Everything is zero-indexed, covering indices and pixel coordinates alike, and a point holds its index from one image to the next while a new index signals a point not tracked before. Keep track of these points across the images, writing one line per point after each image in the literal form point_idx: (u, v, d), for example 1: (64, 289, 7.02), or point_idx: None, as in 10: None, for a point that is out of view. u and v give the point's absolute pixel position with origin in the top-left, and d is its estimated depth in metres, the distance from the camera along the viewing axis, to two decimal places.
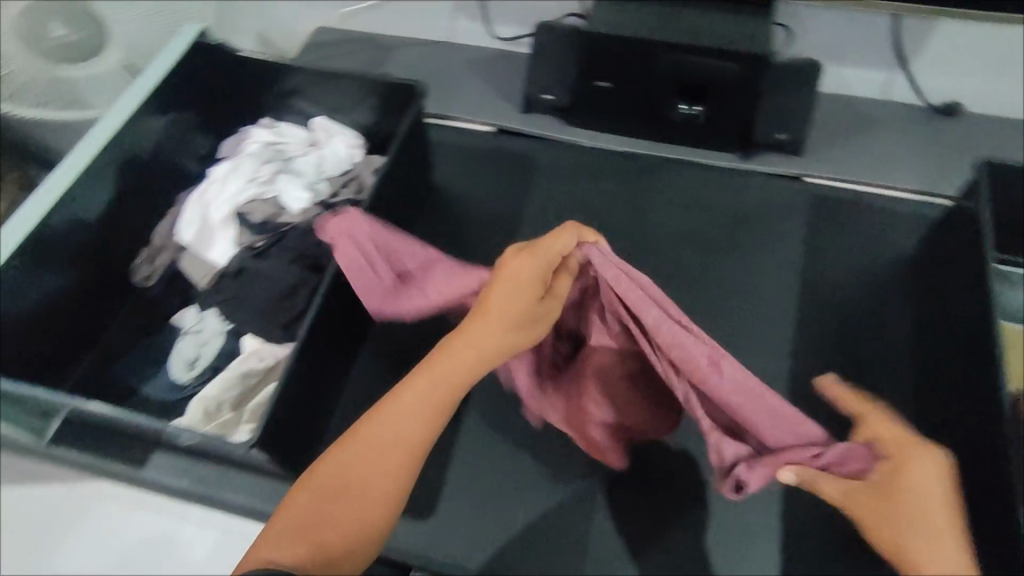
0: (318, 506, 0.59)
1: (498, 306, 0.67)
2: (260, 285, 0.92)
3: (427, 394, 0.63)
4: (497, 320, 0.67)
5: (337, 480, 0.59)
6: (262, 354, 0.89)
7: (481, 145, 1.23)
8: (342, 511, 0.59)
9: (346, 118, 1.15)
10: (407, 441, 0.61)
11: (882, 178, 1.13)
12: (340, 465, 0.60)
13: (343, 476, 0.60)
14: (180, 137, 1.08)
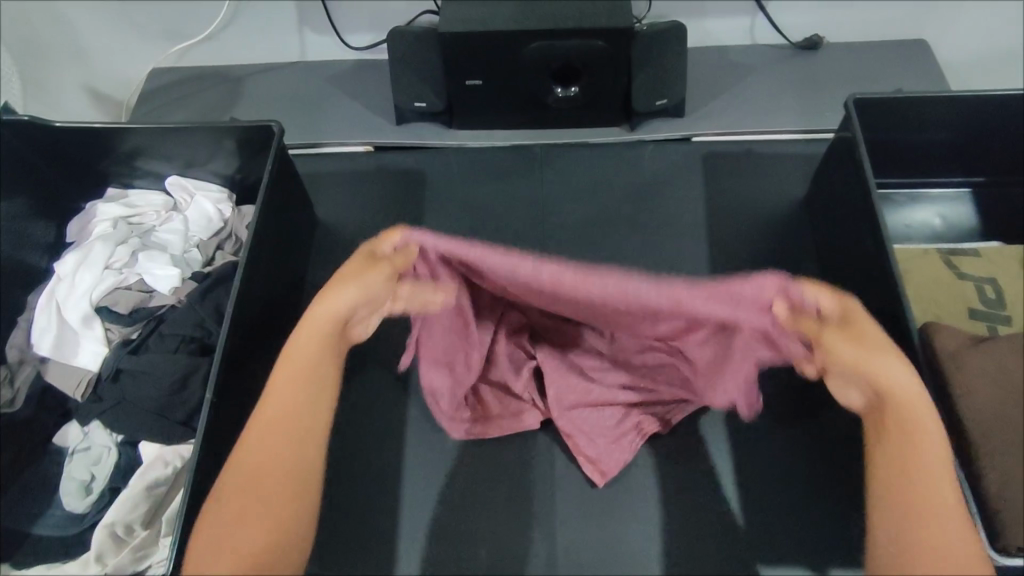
0: (239, 511, 0.55)
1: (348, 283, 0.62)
2: (144, 385, 0.81)
3: (316, 373, 0.60)
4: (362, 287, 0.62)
5: (248, 480, 0.56)
6: (166, 458, 0.80)
7: (363, 169, 1.15)
8: (265, 510, 0.55)
9: (202, 171, 1.04)
10: (305, 422, 0.59)
11: (764, 124, 1.14)
12: (247, 460, 0.57)
13: (253, 476, 0.56)
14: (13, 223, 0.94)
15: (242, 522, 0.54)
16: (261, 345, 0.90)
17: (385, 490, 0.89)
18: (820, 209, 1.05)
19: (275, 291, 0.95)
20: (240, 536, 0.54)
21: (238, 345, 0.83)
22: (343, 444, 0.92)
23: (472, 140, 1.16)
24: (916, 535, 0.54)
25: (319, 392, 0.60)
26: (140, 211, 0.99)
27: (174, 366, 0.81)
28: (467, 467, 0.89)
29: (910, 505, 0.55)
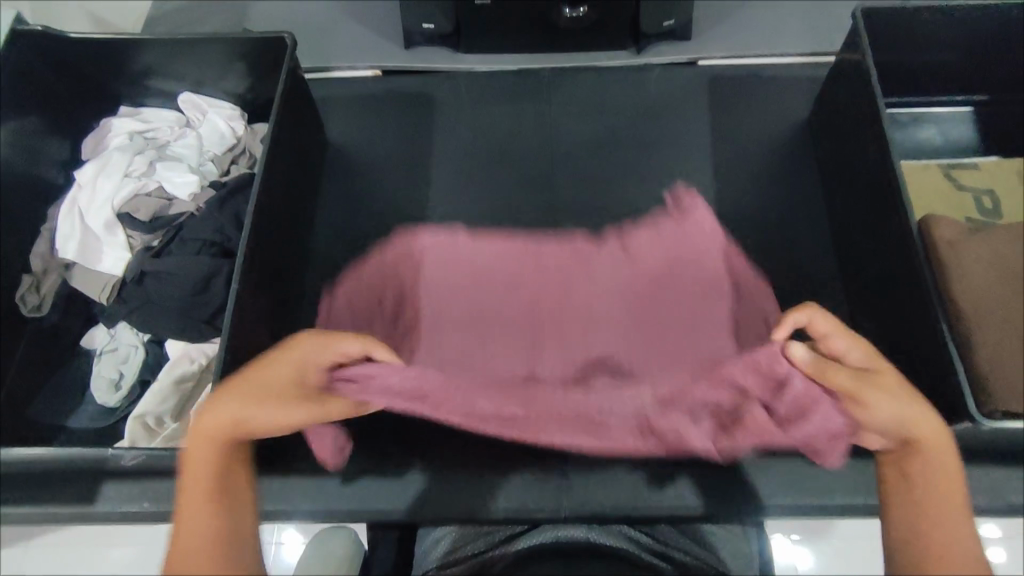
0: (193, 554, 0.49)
1: (268, 388, 0.55)
2: (170, 285, 0.83)
3: (287, 399, 0.55)
4: (277, 395, 0.55)
5: (207, 499, 0.52)
6: (192, 355, 0.83)
7: (372, 92, 1.16)
8: (218, 526, 0.51)
9: (214, 89, 1.05)
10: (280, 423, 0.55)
11: (770, 47, 1.15)
12: (204, 483, 0.53)
13: (211, 496, 0.52)
14: (32, 137, 0.96)
15: (200, 533, 0.51)
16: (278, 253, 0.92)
17: None
18: (823, 127, 1.06)
19: (291, 203, 0.97)
20: (202, 540, 0.50)
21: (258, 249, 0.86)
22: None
23: (480, 63, 1.17)
24: (922, 537, 0.52)
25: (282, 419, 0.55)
26: (154, 126, 1.00)
27: (195, 266, 0.83)
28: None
29: None
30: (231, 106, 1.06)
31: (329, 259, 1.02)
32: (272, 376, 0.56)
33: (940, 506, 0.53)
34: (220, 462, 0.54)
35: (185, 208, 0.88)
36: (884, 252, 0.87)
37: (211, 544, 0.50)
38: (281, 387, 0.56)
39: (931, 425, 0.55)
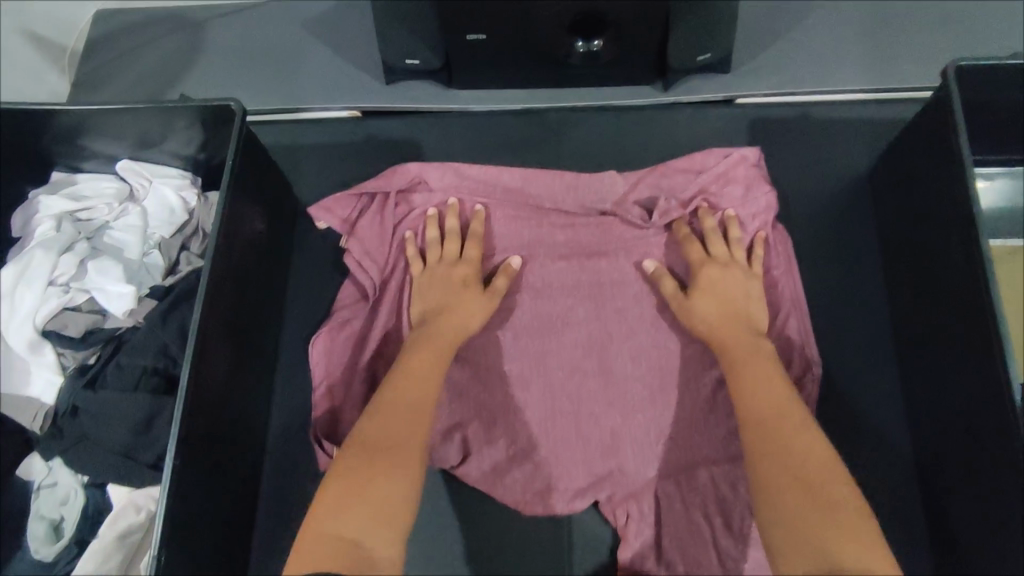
0: (368, 473, 0.63)
1: (424, 357, 0.74)
2: (105, 425, 0.71)
3: (435, 353, 0.75)
4: (438, 347, 0.75)
5: (373, 440, 0.66)
6: (137, 504, 0.72)
7: (349, 140, 0.99)
8: (379, 442, 0.66)
9: (159, 151, 0.89)
10: (428, 369, 0.73)
11: (828, 80, 0.94)
12: (372, 433, 0.67)
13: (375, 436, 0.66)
14: None
15: (367, 478, 0.63)
16: (235, 369, 0.79)
17: None
18: (890, 189, 0.88)
19: (250, 304, 0.82)
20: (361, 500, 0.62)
21: (205, 379, 0.72)
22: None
23: (474, 103, 0.98)
24: (778, 463, 0.64)
25: (438, 360, 0.74)
26: (89, 205, 0.85)
27: (135, 406, 0.71)
28: (477, 505, 0.81)
29: (764, 493, 0.64)
30: (180, 171, 0.90)
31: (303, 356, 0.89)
32: (435, 345, 0.75)
33: (807, 440, 0.66)
34: (418, 393, 0.71)
35: (122, 323, 0.75)
36: (961, 383, 0.74)
37: (380, 467, 0.64)
38: (435, 351, 0.75)
39: (777, 372, 0.71)
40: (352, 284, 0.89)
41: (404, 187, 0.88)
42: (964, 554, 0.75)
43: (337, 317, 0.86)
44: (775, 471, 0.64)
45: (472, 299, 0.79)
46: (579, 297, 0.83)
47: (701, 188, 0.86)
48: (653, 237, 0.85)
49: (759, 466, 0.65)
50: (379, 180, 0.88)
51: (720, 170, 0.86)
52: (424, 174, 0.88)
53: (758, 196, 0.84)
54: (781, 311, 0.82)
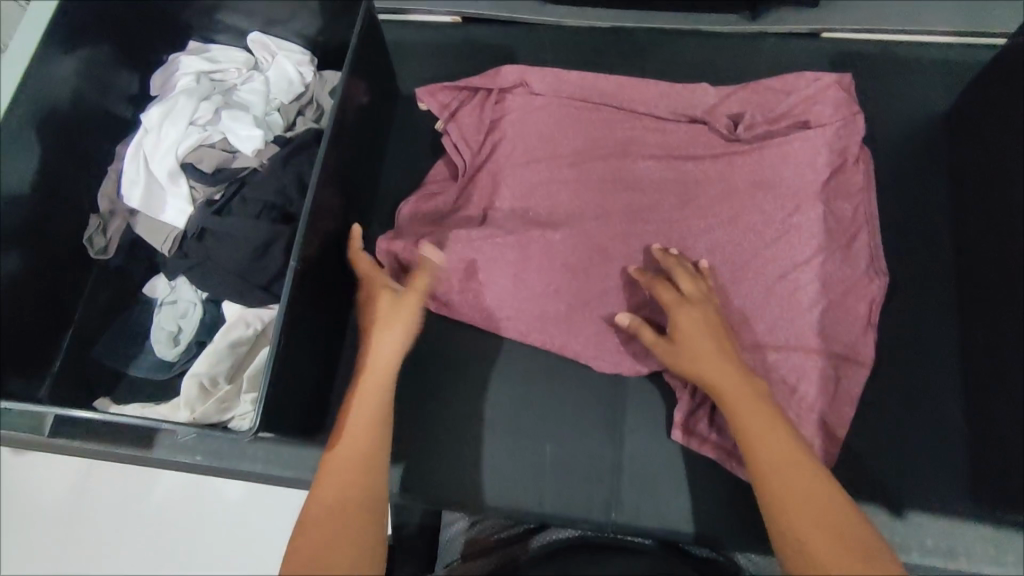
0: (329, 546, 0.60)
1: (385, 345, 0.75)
2: (228, 247, 0.81)
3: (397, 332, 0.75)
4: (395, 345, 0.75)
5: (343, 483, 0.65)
6: (248, 319, 0.82)
7: (450, 43, 1.07)
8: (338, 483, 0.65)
9: (286, 30, 0.99)
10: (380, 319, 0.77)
11: (914, 21, 0.97)
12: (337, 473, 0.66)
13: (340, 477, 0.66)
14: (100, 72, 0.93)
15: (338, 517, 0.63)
16: (337, 218, 0.87)
17: (455, 377, 0.89)
18: (967, 123, 0.90)
19: (353, 166, 0.91)
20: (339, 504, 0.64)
21: (319, 214, 0.81)
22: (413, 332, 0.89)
23: (571, 16, 1.04)
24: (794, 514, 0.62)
25: (385, 322, 0.76)
26: (222, 68, 0.95)
27: (257, 231, 0.80)
28: (540, 369, 0.89)
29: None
30: (302, 51, 0.99)
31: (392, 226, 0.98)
32: (381, 390, 0.72)
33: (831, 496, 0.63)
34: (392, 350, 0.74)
35: (250, 163, 0.84)
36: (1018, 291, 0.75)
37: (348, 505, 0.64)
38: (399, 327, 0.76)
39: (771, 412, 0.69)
40: (444, 163, 0.99)
41: (509, 84, 0.97)
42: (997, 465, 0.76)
43: (427, 189, 0.96)
44: (805, 533, 0.60)
45: (404, 316, 0.76)
46: (662, 192, 0.92)
47: (791, 105, 0.94)
48: (735, 147, 0.92)
49: (789, 534, 0.61)
50: (485, 78, 0.98)
51: (808, 92, 0.94)
52: (526, 77, 0.97)
53: (847, 115, 0.91)
54: (853, 228, 0.88)
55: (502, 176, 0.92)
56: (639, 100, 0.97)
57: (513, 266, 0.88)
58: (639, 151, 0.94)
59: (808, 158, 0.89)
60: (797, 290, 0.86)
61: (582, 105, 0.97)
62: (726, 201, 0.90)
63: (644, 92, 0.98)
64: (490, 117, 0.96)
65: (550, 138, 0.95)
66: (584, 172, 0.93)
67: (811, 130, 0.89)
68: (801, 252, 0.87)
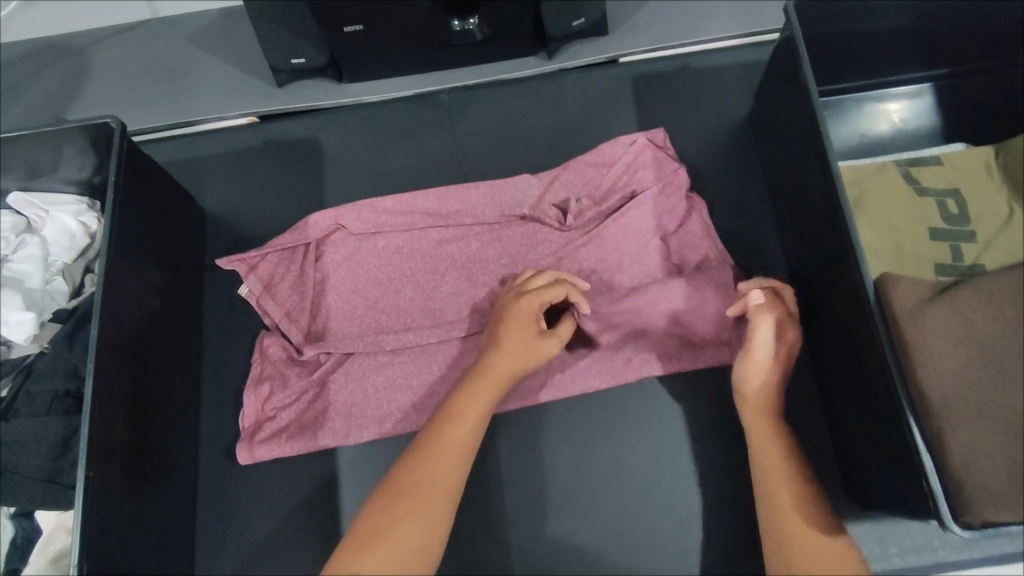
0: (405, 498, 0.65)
1: (509, 339, 0.77)
2: (20, 456, 0.72)
3: (522, 350, 0.77)
4: (522, 356, 0.77)
5: (453, 442, 0.69)
6: (68, 524, 0.73)
7: (249, 146, 0.99)
8: (448, 447, 0.69)
9: (53, 179, 0.88)
10: (511, 371, 0.76)
11: (703, 29, 0.99)
12: (428, 453, 0.68)
13: (455, 439, 0.70)
14: None
15: (424, 487, 0.66)
16: (149, 383, 0.79)
17: (331, 510, 0.83)
18: (764, 126, 0.93)
19: (165, 316, 0.84)
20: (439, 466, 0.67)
21: (113, 392, 0.72)
22: (282, 480, 0.84)
23: (370, 94, 1.00)
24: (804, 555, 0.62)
25: (507, 374, 0.76)
26: None
27: (47, 432, 0.71)
28: None
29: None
30: (78, 197, 0.89)
31: (237, 419, 0.87)
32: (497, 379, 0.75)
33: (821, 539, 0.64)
34: (534, 352, 0.78)
35: (29, 349, 0.76)
36: (836, 290, 0.73)
37: (449, 465, 0.68)
38: (528, 337, 0.78)
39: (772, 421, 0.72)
40: (274, 343, 0.87)
41: (323, 232, 0.91)
42: (861, 481, 0.75)
43: (260, 377, 0.86)
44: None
45: (535, 337, 0.79)
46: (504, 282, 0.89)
47: (614, 178, 0.92)
48: (571, 237, 0.90)
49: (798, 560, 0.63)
50: (295, 234, 0.91)
51: (628, 159, 0.92)
52: (339, 220, 0.91)
53: (668, 173, 0.91)
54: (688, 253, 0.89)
55: (342, 328, 0.88)
56: (461, 205, 0.92)
57: (376, 418, 0.84)
58: (481, 271, 0.89)
59: (643, 231, 0.90)
60: (657, 362, 0.86)
61: (412, 236, 0.91)
62: (568, 266, 0.89)
63: (465, 200, 0.92)
64: (312, 275, 0.90)
65: (383, 280, 0.89)
66: (428, 294, 0.89)
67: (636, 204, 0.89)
68: (651, 323, 0.87)
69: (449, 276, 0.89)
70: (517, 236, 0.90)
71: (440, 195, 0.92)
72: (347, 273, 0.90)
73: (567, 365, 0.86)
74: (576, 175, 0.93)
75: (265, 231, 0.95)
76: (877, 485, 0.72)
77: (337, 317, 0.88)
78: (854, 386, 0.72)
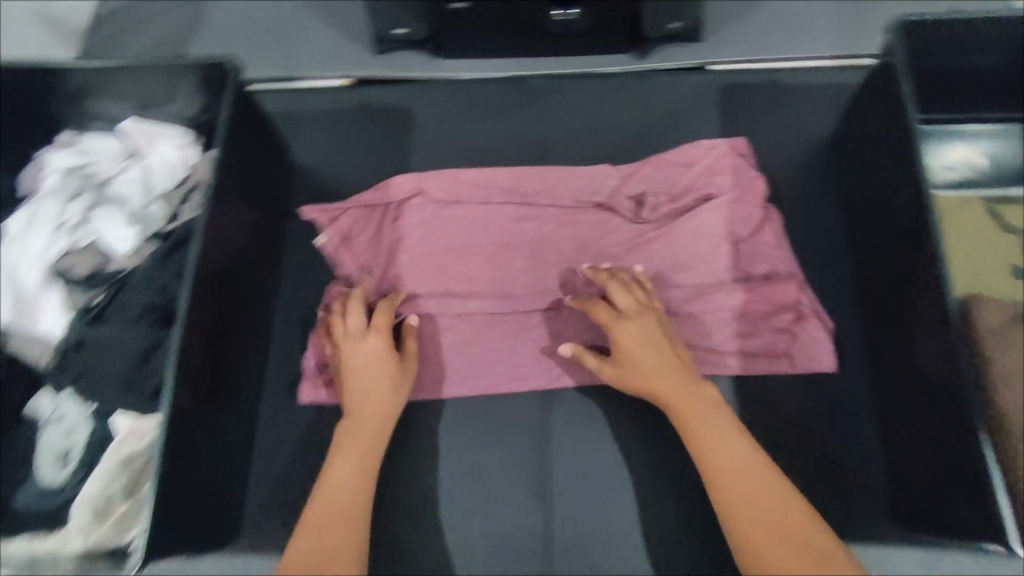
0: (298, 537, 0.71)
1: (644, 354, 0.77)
2: (106, 359, 0.76)
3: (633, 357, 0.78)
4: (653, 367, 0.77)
5: (351, 474, 0.76)
6: (140, 431, 0.77)
7: (343, 107, 1.04)
8: (343, 477, 0.75)
9: (164, 112, 0.94)
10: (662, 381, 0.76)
11: (796, 48, 1.00)
12: (324, 498, 0.74)
13: (347, 470, 0.76)
14: None
15: (316, 528, 0.71)
16: (227, 311, 0.83)
17: (378, 459, 0.85)
18: (853, 147, 0.93)
19: (247, 251, 0.89)
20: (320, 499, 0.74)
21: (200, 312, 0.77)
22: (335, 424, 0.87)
23: (462, 71, 1.04)
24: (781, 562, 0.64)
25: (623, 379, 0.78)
26: (94, 159, 0.90)
27: (134, 340, 0.76)
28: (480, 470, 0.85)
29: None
30: (182, 131, 0.94)
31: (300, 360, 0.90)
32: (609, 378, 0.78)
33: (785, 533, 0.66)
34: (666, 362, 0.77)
35: (126, 261, 0.80)
36: (917, 307, 0.75)
37: (348, 499, 0.74)
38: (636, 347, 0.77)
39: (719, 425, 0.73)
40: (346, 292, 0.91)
41: (405, 195, 0.94)
42: (908, 498, 0.78)
43: None
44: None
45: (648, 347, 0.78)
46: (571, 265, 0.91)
47: (692, 179, 0.94)
48: (644, 230, 0.91)
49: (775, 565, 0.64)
50: (378, 193, 0.95)
51: (708, 162, 0.94)
52: (422, 185, 0.94)
53: (747, 181, 0.92)
54: (759, 260, 0.89)
55: (411, 287, 0.90)
56: (539, 187, 0.95)
57: (436, 377, 0.87)
58: (551, 251, 0.91)
59: (716, 233, 0.90)
60: (719, 361, 0.85)
61: (489, 209, 0.94)
62: (637, 257, 0.90)
63: (544, 182, 0.95)
64: (389, 234, 0.93)
65: (456, 248, 0.92)
66: (498, 267, 0.91)
67: (712, 205, 0.90)
68: (716, 322, 0.87)
69: (520, 252, 0.92)
70: (590, 222, 0.92)
71: (521, 175, 0.95)
72: (422, 236, 0.92)
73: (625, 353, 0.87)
74: (655, 171, 0.94)
75: (348, 188, 0.99)
76: (921, 501, 0.76)
77: (409, 275, 0.90)
78: (920, 409, 0.75)
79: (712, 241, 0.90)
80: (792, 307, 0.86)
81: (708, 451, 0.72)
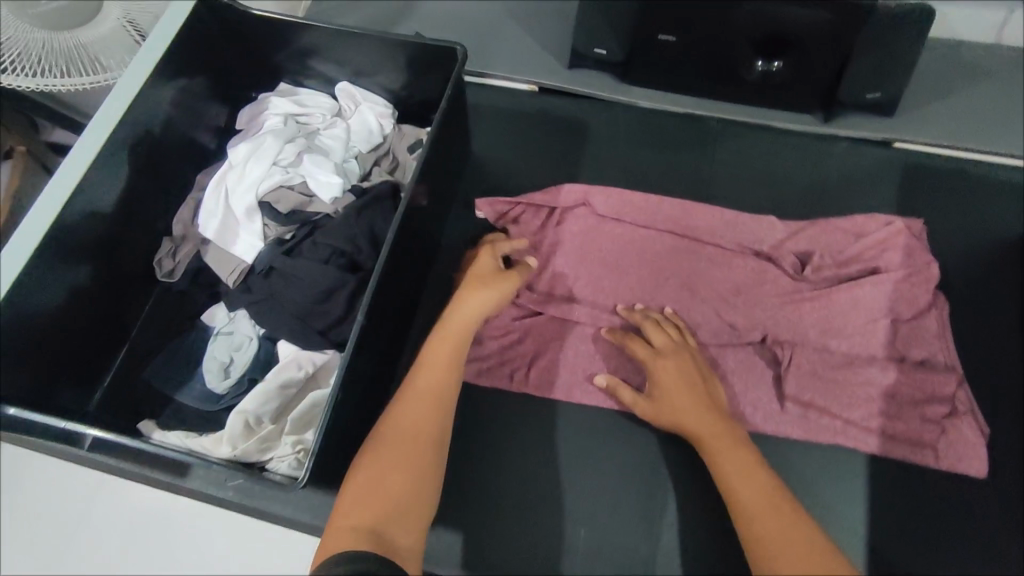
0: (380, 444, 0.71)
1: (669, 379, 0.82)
2: (292, 288, 0.83)
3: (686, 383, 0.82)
4: (692, 397, 0.81)
5: (433, 384, 0.76)
6: (301, 361, 0.83)
7: (524, 110, 1.09)
8: (423, 390, 0.76)
9: (371, 83, 1.02)
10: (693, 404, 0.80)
11: (992, 142, 0.97)
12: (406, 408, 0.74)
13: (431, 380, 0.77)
14: (182, 110, 0.94)
15: (396, 432, 0.72)
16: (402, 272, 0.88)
17: (498, 445, 0.88)
18: None
19: (426, 222, 0.93)
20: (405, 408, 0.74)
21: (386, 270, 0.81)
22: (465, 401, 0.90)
23: (645, 100, 1.07)
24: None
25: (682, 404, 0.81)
26: (309, 111, 0.99)
27: (323, 278, 0.82)
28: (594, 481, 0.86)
29: None
30: (385, 103, 1.02)
31: None
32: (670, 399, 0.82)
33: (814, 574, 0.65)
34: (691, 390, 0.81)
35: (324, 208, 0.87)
36: None
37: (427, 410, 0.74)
38: (677, 374, 0.82)
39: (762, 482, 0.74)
40: None
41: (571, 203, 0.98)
42: None
43: None
44: None
45: (671, 370, 0.83)
46: (722, 306, 0.91)
47: (861, 249, 0.92)
48: (801, 288, 0.91)
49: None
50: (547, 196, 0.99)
51: (880, 236, 0.92)
52: (589, 197, 0.98)
53: (919, 264, 0.90)
54: (918, 346, 0.87)
55: (562, 290, 0.94)
56: (702, 224, 0.96)
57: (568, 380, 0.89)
58: (704, 287, 0.92)
59: (878, 308, 0.88)
60: (855, 437, 0.84)
61: (650, 233, 0.96)
62: (790, 313, 0.90)
63: (708, 220, 0.97)
64: (550, 235, 0.97)
65: (612, 263, 0.95)
66: (648, 290, 0.93)
67: (879, 279, 0.88)
68: (861, 397, 0.85)
69: (672, 281, 0.93)
70: (749, 268, 0.93)
71: (687, 208, 0.97)
72: (581, 244, 0.96)
73: (760, 405, 0.86)
74: (822, 234, 0.94)
75: (516, 186, 1.04)
76: None
77: (562, 280, 0.94)
78: None
79: (872, 316, 0.88)
80: (947, 400, 0.83)
81: (742, 491, 0.74)
